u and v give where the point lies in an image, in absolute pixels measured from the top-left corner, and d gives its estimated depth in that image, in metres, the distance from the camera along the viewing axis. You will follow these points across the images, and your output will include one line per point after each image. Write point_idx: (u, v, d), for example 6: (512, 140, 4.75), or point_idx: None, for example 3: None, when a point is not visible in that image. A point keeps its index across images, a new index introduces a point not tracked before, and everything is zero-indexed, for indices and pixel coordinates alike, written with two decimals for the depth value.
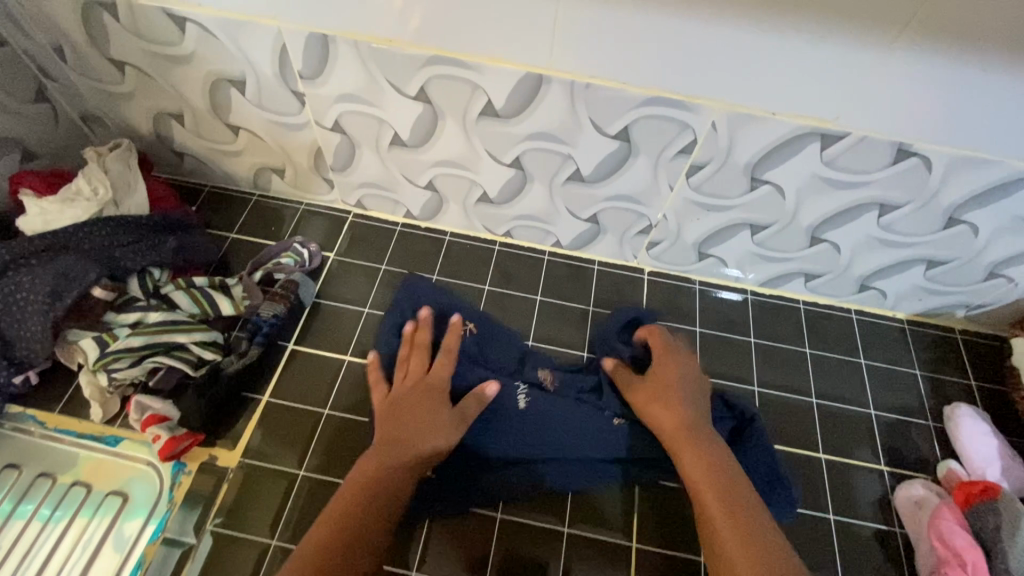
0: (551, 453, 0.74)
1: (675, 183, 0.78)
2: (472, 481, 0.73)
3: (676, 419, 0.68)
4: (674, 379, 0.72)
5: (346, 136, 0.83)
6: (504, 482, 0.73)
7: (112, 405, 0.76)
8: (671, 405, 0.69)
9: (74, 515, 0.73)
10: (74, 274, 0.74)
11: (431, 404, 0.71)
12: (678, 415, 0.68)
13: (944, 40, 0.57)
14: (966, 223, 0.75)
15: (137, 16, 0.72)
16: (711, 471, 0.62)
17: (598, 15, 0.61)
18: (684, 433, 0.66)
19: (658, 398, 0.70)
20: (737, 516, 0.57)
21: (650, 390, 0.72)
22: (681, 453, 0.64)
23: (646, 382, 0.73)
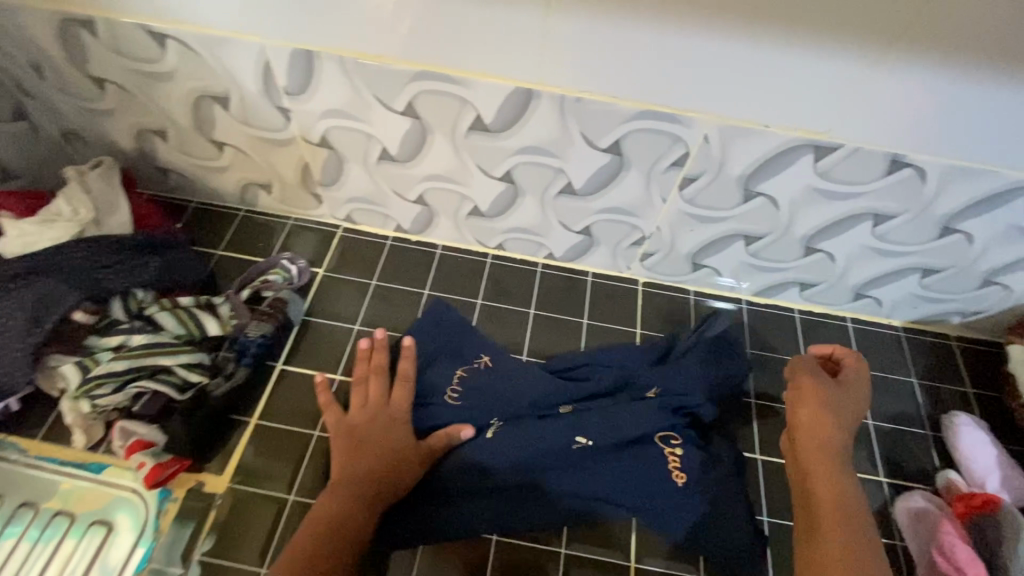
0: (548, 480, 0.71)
1: (668, 195, 0.77)
2: (465, 511, 0.70)
3: (818, 430, 0.67)
4: (835, 389, 0.70)
5: (333, 152, 0.81)
6: (498, 509, 0.70)
7: (96, 431, 0.74)
8: (824, 410, 0.68)
9: (65, 534, 0.71)
10: (54, 297, 0.72)
11: (389, 433, 0.72)
12: (828, 422, 0.67)
13: (937, 52, 0.56)
14: (961, 232, 0.75)
15: (116, 33, 0.70)
16: (835, 487, 0.62)
17: (587, 28, 0.60)
18: (828, 442, 0.66)
19: (818, 403, 0.69)
20: (845, 533, 0.58)
21: (802, 393, 0.70)
22: (813, 461, 0.65)
23: (812, 386, 0.70)
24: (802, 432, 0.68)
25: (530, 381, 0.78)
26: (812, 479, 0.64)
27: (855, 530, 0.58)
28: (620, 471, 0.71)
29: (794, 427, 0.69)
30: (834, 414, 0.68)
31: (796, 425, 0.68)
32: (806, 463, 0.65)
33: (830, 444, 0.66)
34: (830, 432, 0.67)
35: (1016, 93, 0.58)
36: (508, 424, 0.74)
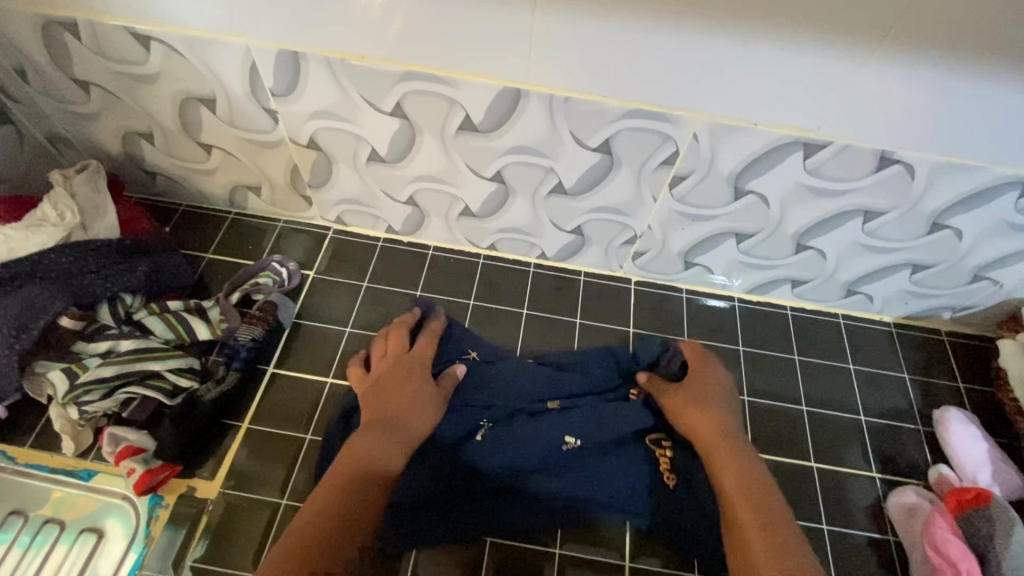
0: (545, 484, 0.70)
1: (658, 194, 0.77)
2: (463, 515, 0.69)
3: (708, 421, 0.68)
4: (696, 389, 0.72)
5: (322, 153, 0.81)
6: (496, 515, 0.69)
7: (85, 437, 0.74)
8: (705, 410, 0.69)
9: (57, 540, 0.71)
10: (39, 305, 0.71)
11: (417, 376, 0.73)
12: (710, 414, 0.69)
13: (924, 48, 0.56)
14: (950, 228, 0.75)
15: (99, 35, 0.69)
16: (745, 478, 0.62)
17: (575, 27, 0.60)
18: (726, 432, 0.67)
19: (688, 404, 0.71)
20: (761, 518, 0.57)
21: (680, 396, 0.72)
22: (717, 454, 0.65)
23: (676, 392, 0.73)
24: (700, 433, 0.68)
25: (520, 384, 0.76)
26: (722, 472, 0.63)
27: (768, 514, 0.58)
28: (611, 474, 0.71)
29: (687, 431, 0.69)
30: (710, 412, 0.69)
31: (689, 429, 0.69)
32: (713, 456, 0.65)
33: (722, 438, 0.66)
34: (703, 429, 0.68)
35: (1003, 88, 0.58)
36: (504, 434, 0.72)
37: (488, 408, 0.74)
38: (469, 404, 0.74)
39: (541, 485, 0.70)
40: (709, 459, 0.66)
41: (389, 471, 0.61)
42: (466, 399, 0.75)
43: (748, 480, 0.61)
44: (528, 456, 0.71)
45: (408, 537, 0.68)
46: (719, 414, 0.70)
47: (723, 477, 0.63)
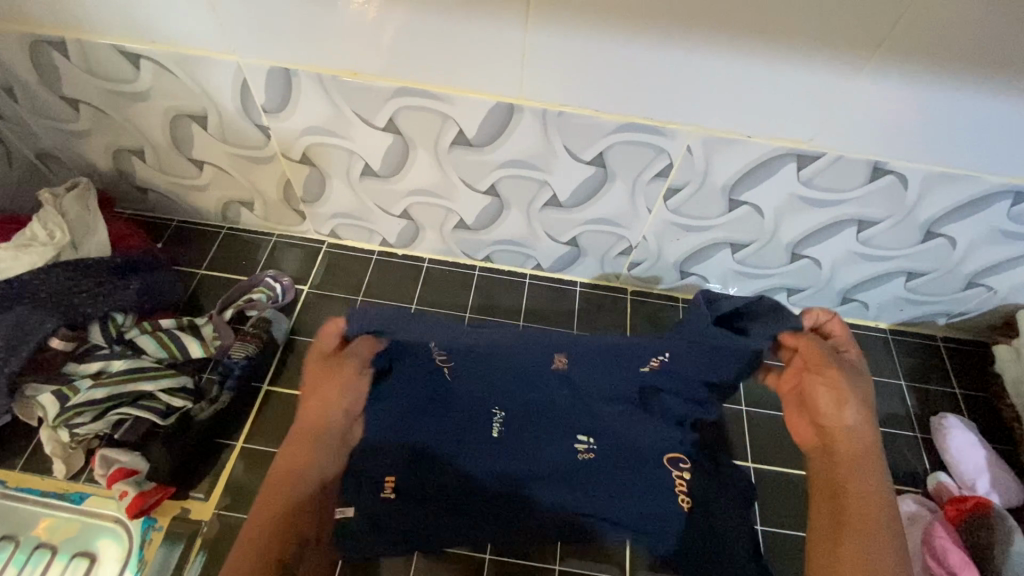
0: (551, 482, 0.68)
1: (653, 206, 0.77)
2: (470, 514, 0.66)
3: (858, 437, 0.63)
4: (858, 386, 0.66)
5: (315, 168, 0.80)
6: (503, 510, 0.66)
7: (76, 460, 0.72)
8: (857, 415, 0.64)
9: (51, 560, 0.70)
10: (29, 326, 0.70)
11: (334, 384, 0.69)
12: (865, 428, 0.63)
13: (915, 61, 0.56)
14: (943, 236, 0.75)
15: (89, 54, 0.69)
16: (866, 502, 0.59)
17: (568, 42, 0.60)
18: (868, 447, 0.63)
19: (842, 397, 0.65)
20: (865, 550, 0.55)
21: (832, 385, 0.66)
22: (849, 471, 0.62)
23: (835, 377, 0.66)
24: (844, 438, 0.64)
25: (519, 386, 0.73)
26: (855, 481, 0.61)
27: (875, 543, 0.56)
28: (631, 488, 0.67)
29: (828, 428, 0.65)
30: (858, 412, 0.64)
31: (834, 428, 0.65)
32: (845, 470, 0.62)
33: (869, 450, 0.62)
34: (850, 430, 0.64)
35: (995, 99, 0.59)
36: (507, 428, 0.71)
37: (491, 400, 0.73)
38: (482, 402, 0.72)
39: (544, 491, 0.67)
40: (850, 464, 0.62)
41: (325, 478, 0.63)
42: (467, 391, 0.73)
43: (875, 498, 0.59)
44: (525, 448, 0.70)
45: (406, 536, 0.65)
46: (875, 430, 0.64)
47: (852, 487, 0.60)
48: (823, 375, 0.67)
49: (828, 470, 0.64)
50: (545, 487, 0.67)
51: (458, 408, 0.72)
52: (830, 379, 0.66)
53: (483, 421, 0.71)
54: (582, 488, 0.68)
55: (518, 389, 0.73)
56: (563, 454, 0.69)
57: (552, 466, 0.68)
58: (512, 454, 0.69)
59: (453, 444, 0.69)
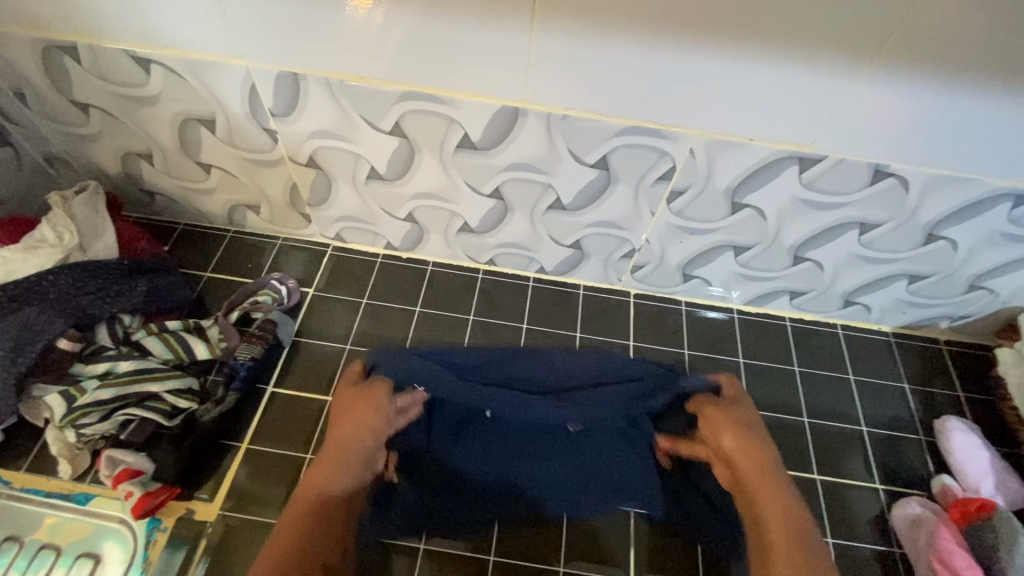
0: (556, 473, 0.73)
1: (656, 209, 0.78)
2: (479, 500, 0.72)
3: (753, 460, 0.67)
4: (738, 414, 0.70)
5: (321, 172, 0.81)
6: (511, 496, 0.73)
7: (82, 461, 0.73)
8: (743, 436, 0.68)
9: (55, 563, 0.69)
10: (37, 326, 0.70)
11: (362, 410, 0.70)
12: (751, 446, 0.68)
13: (915, 64, 0.57)
14: (945, 239, 0.76)
15: (100, 59, 0.70)
16: (785, 521, 0.63)
17: (573, 47, 0.61)
18: (766, 466, 0.66)
19: (734, 428, 0.69)
20: (804, 558, 0.59)
21: (727, 420, 0.70)
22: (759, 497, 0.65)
23: (717, 411, 0.70)
24: (739, 464, 0.68)
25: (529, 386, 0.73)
26: (762, 509, 0.64)
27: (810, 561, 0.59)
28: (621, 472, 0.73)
29: (727, 458, 0.68)
30: (754, 441, 0.68)
31: (729, 456, 0.68)
32: (754, 497, 0.65)
33: (765, 470, 0.66)
34: (744, 462, 0.67)
35: (994, 102, 0.59)
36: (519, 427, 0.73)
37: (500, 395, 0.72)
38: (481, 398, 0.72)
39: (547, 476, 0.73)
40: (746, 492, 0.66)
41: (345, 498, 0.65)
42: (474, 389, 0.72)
43: (790, 516, 0.63)
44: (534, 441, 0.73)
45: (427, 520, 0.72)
46: (765, 444, 0.68)
47: (758, 505, 0.64)
48: (717, 413, 0.70)
49: (744, 502, 0.66)
50: (537, 472, 0.73)
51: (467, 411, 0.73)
52: (717, 413, 0.71)
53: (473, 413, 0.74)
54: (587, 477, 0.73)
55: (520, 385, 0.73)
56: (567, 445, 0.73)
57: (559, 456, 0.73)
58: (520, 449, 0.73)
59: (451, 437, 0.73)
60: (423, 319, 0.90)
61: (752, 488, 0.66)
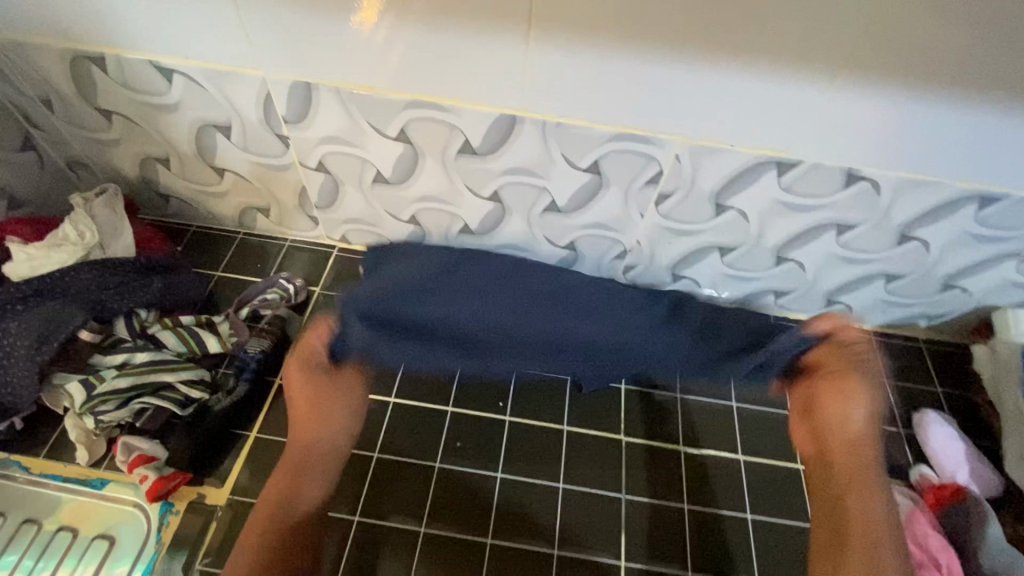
0: (536, 339, 0.92)
1: (645, 211, 0.83)
2: (476, 337, 0.92)
3: (848, 438, 0.78)
4: (857, 395, 0.79)
5: (330, 176, 0.86)
6: (494, 332, 0.91)
7: (98, 447, 0.76)
8: (856, 422, 0.78)
9: (68, 549, 0.72)
10: (60, 319, 0.75)
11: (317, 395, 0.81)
12: (854, 428, 0.78)
13: (878, 75, 0.62)
14: (917, 240, 0.80)
15: (125, 69, 0.75)
16: (867, 502, 0.73)
17: (566, 59, 0.66)
18: (867, 452, 0.77)
19: (840, 411, 0.79)
20: (867, 546, 0.69)
21: (843, 398, 0.80)
22: (842, 479, 0.76)
23: (825, 385, 0.82)
24: (832, 443, 0.79)
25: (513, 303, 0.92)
26: (851, 490, 0.74)
27: (880, 545, 0.69)
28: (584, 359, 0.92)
29: (828, 439, 0.79)
30: (859, 424, 0.78)
31: (828, 437, 0.79)
32: (845, 479, 0.75)
33: (869, 462, 0.76)
34: (851, 445, 0.77)
35: (954, 110, 0.64)
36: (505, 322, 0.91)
37: (490, 311, 0.91)
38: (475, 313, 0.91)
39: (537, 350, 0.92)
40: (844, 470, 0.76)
41: (295, 490, 0.74)
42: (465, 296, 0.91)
43: (870, 510, 0.72)
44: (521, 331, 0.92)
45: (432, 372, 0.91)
46: (873, 435, 0.78)
47: (851, 491, 0.74)
48: (832, 382, 0.81)
49: (825, 474, 0.78)
50: (523, 344, 0.92)
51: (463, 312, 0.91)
52: (828, 396, 0.81)
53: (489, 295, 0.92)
54: (561, 348, 0.92)
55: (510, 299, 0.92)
56: (547, 337, 0.92)
57: (539, 338, 0.92)
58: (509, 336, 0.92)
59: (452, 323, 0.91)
60: None
61: (842, 466, 0.77)
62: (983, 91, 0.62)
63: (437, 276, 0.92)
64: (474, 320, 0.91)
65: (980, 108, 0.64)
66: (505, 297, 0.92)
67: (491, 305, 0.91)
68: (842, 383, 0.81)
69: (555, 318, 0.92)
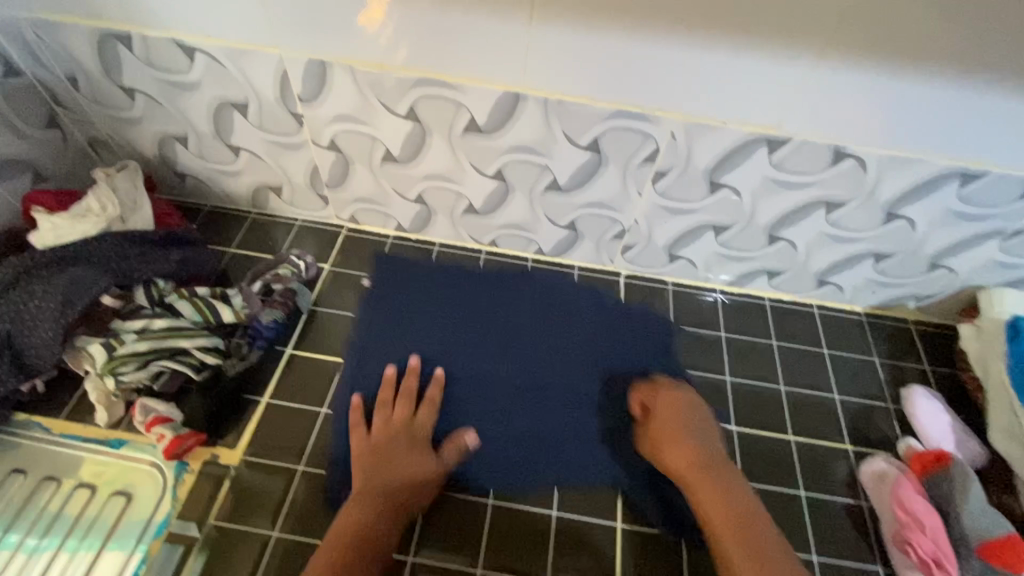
0: (532, 404, 0.87)
1: (643, 189, 0.86)
2: (475, 394, 0.87)
3: (687, 458, 0.75)
4: (664, 421, 0.80)
5: (340, 154, 0.90)
6: (491, 383, 0.88)
7: (117, 410, 0.80)
8: (682, 447, 0.76)
9: (74, 525, 0.74)
10: (85, 282, 0.78)
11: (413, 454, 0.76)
12: (686, 447, 0.76)
13: (860, 54, 0.66)
14: (903, 218, 0.84)
15: (149, 47, 0.79)
16: (724, 504, 0.71)
17: (567, 38, 0.70)
18: (701, 461, 0.75)
19: (670, 442, 0.78)
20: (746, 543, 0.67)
21: (661, 440, 0.79)
22: (697, 487, 0.73)
23: (653, 427, 0.81)
24: (679, 466, 0.76)
25: (513, 361, 0.91)
26: (699, 500, 0.72)
27: (747, 541, 0.67)
28: (589, 429, 0.86)
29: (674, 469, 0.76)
30: (682, 446, 0.77)
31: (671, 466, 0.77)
32: (692, 487, 0.74)
33: (705, 466, 0.75)
34: (683, 464, 0.75)
35: (932, 87, 0.68)
36: (506, 375, 0.90)
37: (495, 361, 0.91)
38: (479, 361, 0.91)
39: (540, 415, 0.86)
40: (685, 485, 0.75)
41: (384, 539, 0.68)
42: (466, 345, 0.92)
43: (735, 509, 0.70)
44: (523, 389, 0.89)
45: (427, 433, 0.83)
46: (703, 446, 0.77)
47: (706, 510, 0.71)
48: (651, 427, 0.81)
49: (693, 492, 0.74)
50: (523, 407, 0.87)
51: (466, 360, 0.90)
52: (663, 441, 0.78)
53: (472, 330, 0.94)
54: (562, 416, 0.87)
55: (517, 350, 0.92)
56: (546, 397, 0.88)
57: (536, 397, 0.88)
58: (504, 393, 0.88)
59: (450, 375, 0.89)
60: (434, 304, 0.96)
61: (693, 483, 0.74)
62: (960, 70, 0.66)
63: (447, 332, 0.93)
64: (476, 369, 0.90)
65: (956, 86, 0.67)
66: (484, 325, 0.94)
67: (473, 344, 0.92)
68: (666, 405, 0.82)
69: (541, 343, 0.93)
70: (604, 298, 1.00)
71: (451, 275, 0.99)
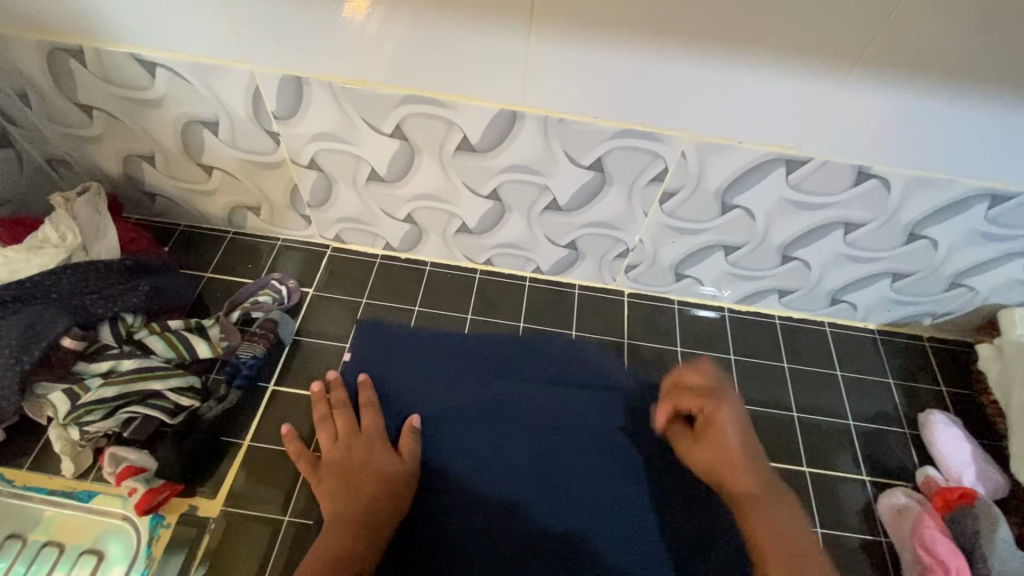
0: (540, 493, 0.72)
1: (649, 209, 0.80)
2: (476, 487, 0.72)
3: (737, 477, 0.65)
4: (723, 426, 0.67)
5: (322, 174, 0.83)
6: (495, 471, 0.73)
7: (84, 459, 0.74)
8: (735, 455, 0.66)
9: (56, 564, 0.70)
10: (42, 325, 0.72)
11: (369, 456, 0.71)
12: (738, 456, 0.66)
13: (890, 72, 0.60)
14: (926, 238, 0.79)
15: (104, 62, 0.71)
16: (784, 541, 0.59)
17: (569, 52, 0.63)
18: (746, 474, 0.65)
19: (725, 457, 0.66)
20: None
21: (708, 443, 0.68)
22: (750, 517, 0.62)
23: (695, 441, 0.69)
24: (737, 484, 0.64)
25: (517, 443, 0.76)
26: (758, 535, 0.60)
27: None
28: (603, 519, 0.71)
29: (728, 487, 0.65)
30: (733, 452, 0.66)
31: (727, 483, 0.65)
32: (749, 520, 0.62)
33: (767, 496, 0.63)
34: (735, 483, 0.64)
35: (966, 106, 0.62)
36: (512, 458, 0.74)
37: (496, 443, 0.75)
38: (477, 444, 0.75)
39: (543, 507, 0.71)
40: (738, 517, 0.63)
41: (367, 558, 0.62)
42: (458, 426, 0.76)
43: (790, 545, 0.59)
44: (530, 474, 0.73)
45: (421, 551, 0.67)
46: (752, 457, 0.66)
47: (761, 542, 0.59)
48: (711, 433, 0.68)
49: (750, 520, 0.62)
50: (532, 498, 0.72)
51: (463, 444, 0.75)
52: (714, 444, 0.67)
53: (472, 436, 0.76)
54: (570, 505, 0.72)
55: (517, 422, 0.77)
56: (550, 486, 0.73)
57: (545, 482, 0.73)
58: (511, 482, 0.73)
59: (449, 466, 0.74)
60: (421, 371, 0.81)
61: (750, 516, 0.62)
62: (1001, 88, 0.60)
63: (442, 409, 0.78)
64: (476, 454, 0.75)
65: (992, 105, 0.62)
66: (498, 460, 0.74)
67: (477, 429, 0.76)
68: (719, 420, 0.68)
69: (541, 412, 0.78)
70: (606, 319, 0.95)
71: (439, 386, 0.80)
